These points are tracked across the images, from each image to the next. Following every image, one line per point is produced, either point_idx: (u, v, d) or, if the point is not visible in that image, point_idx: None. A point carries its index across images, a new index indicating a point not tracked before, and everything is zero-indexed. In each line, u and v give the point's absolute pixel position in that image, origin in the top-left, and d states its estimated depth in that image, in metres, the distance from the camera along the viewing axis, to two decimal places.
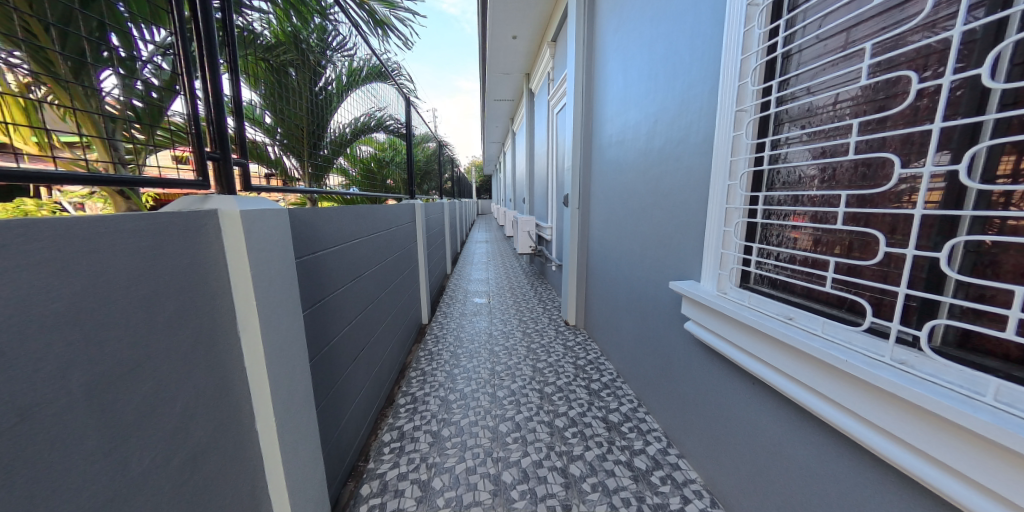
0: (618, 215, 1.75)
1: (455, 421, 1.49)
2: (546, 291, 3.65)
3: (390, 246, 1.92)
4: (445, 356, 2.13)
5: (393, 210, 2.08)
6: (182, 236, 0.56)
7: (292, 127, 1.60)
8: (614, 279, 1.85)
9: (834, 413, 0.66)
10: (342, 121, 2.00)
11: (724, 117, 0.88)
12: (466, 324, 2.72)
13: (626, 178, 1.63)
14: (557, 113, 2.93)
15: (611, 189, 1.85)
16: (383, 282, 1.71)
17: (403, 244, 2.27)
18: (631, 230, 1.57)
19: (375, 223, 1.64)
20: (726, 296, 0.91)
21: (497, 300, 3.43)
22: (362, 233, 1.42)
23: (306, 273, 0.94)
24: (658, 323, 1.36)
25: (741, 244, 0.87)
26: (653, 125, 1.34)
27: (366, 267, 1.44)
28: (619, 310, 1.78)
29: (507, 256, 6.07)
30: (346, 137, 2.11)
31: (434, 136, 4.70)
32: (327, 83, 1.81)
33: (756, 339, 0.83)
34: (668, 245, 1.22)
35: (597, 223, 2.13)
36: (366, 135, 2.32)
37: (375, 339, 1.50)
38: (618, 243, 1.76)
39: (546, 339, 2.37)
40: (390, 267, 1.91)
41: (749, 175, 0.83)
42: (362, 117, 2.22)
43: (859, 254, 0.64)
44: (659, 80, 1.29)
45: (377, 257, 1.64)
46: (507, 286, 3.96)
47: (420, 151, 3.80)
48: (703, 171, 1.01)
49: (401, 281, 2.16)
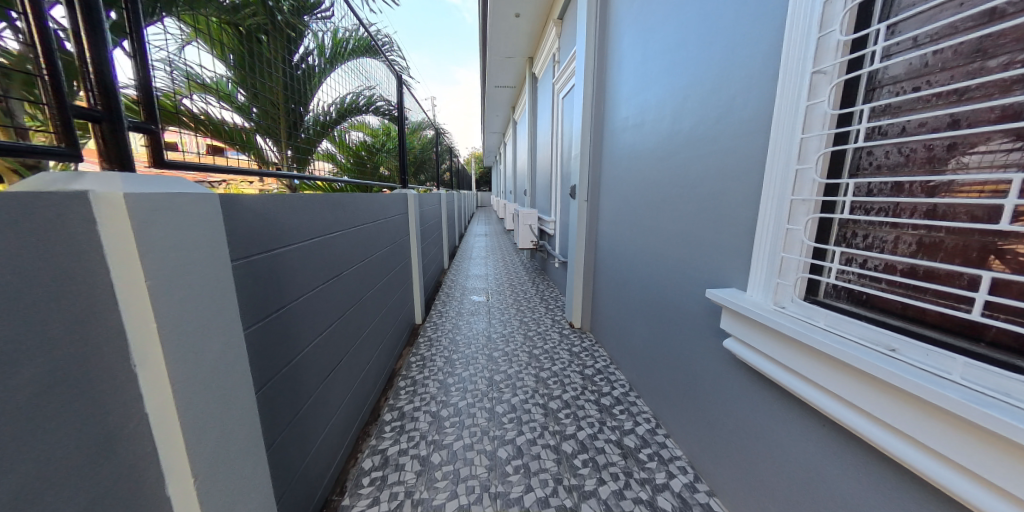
0: (633, 209, 1.57)
1: (447, 444, 1.32)
2: (547, 289, 3.48)
3: (375, 243, 1.74)
4: (439, 362, 1.97)
5: (381, 199, 1.87)
6: (27, 232, 0.36)
7: (267, 103, 1.41)
8: (626, 280, 1.67)
9: (968, 490, 0.48)
10: (326, 100, 1.82)
11: (792, 83, 0.68)
12: (462, 324, 2.56)
13: (645, 166, 1.44)
14: (564, 97, 2.70)
15: (625, 181, 1.66)
16: (367, 282, 1.53)
17: (392, 238, 2.08)
18: (650, 226, 1.39)
19: (357, 216, 1.44)
20: (785, 312, 0.72)
21: (496, 297, 3.27)
22: (338, 227, 1.23)
23: (255, 277, 0.74)
24: (681, 333, 1.18)
25: (809, 245, 0.67)
26: (682, 103, 1.14)
27: (345, 267, 1.26)
28: (631, 314, 1.62)
29: (505, 250, 5.90)
30: (331, 118, 1.90)
31: (431, 124, 4.49)
32: (306, 55, 1.60)
33: (835, 373, 0.64)
34: (700, 245, 1.03)
35: (607, 218, 1.95)
36: (354, 118, 2.12)
37: (357, 352, 1.33)
38: (633, 241, 1.58)
39: (549, 343, 2.21)
40: (377, 264, 1.72)
41: (825, 157, 0.64)
42: (349, 96, 2.00)
43: (1008, 264, 0.44)
44: (692, 48, 1.08)
45: (361, 255, 1.46)
46: (507, 282, 3.79)
47: (415, 139, 3.62)
48: (752, 156, 0.83)
49: (390, 279, 1.98)
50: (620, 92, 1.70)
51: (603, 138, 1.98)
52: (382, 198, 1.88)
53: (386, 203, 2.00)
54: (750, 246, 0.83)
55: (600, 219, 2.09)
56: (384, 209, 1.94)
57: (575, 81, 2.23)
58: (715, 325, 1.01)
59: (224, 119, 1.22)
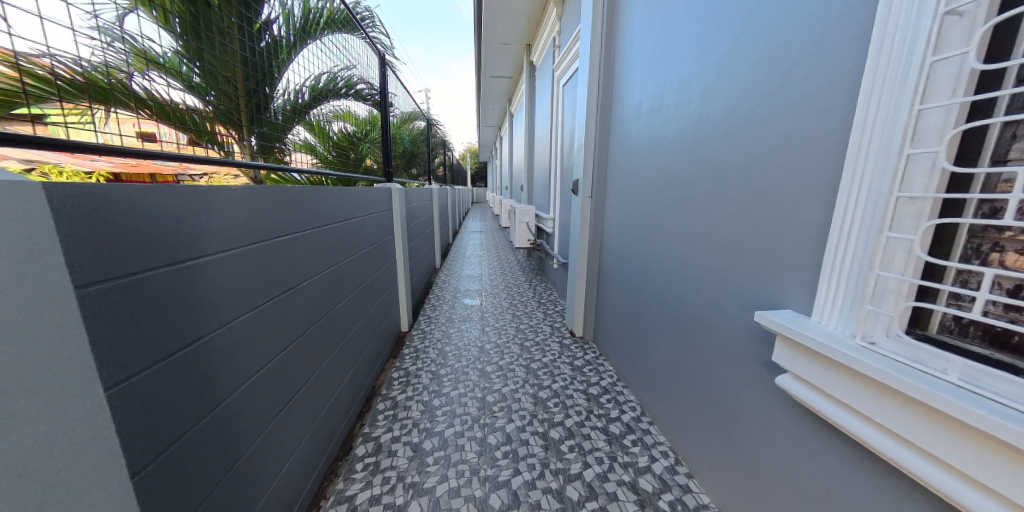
0: (650, 208, 1.40)
1: (429, 489, 1.15)
2: (545, 291, 3.32)
3: (350, 245, 1.54)
4: (426, 380, 1.80)
5: (359, 193, 1.67)
6: None
7: (223, 81, 1.21)
8: (640, 287, 1.51)
9: None
10: (298, 80, 1.60)
11: (900, 43, 0.53)
12: (452, 333, 2.39)
13: (666, 160, 1.26)
14: (566, 84, 2.51)
15: (640, 178, 1.49)
16: (332, 291, 1.35)
17: (373, 238, 1.88)
18: (671, 228, 1.22)
19: (316, 216, 1.26)
20: (878, 349, 0.56)
21: (490, 299, 3.11)
22: (286, 229, 1.05)
23: (146, 305, 0.59)
24: (711, 353, 1.02)
25: (919, 259, 0.52)
26: (723, 83, 0.96)
27: (296, 279, 1.09)
28: (646, 324, 1.46)
29: (500, 247, 5.72)
30: (306, 102, 1.69)
31: (424, 116, 4.27)
32: (269, 24, 1.38)
33: (958, 443, 0.47)
34: (749, 252, 0.86)
35: (616, 218, 1.78)
36: (331, 102, 1.90)
37: (313, 383, 1.15)
38: (648, 244, 1.42)
39: (547, 356, 2.04)
40: (352, 269, 1.53)
41: (954, 138, 0.48)
42: (326, 77, 1.79)
43: None
44: (738, 16, 0.90)
45: (322, 261, 1.28)
46: (502, 284, 3.61)
47: (404, 130, 3.40)
48: (835, 144, 0.66)
49: (370, 285, 1.80)
50: (635, 74, 1.52)
51: (611, 130, 1.79)
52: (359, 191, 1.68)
53: (365, 200, 1.80)
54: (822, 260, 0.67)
55: (606, 218, 1.91)
56: (362, 205, 1.74)
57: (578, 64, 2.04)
58: (759, 349, 0.85)
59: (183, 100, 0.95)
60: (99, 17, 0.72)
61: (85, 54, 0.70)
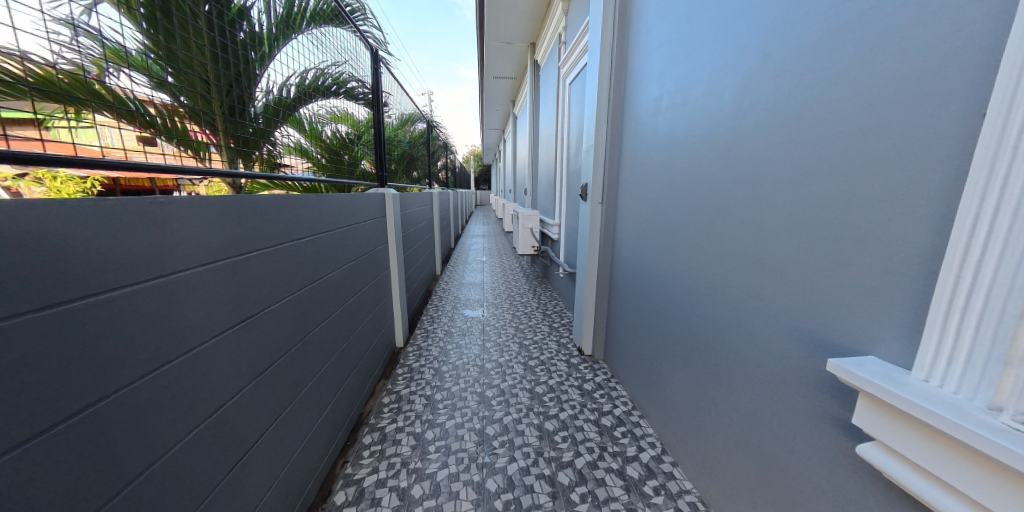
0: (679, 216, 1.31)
1: None
2: (549, 301, 3.23)
3: (321, 259, 1.48)
4: (424, 411, 1.75)
5: (331, 199, 1.59)
6: None
7: (194, 79, 1.10)
8: (664, 298, 1.42)
9: None
10: (286, 76, 1.49)
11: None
12: (453, 352, 2.34)
13: (703, 166, 1.17)
14: (573, 81, 2.38)
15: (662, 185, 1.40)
16: (299, 313, 1.27)
17: (354, 248, 1.81)
18: (711, 237, 1.14)
19: (280, 232, 1.19)
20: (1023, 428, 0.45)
21: (492, 311, 3.03)
22: (242, 248, 0.99)
23: (47, 363, 0.53)
24: (765, 375, 0.94)
25: None
26: (783, 82, 0.88)
27: (255, 306, 1.03)
28: (674, 338, 1.36)
29: (501, 251, 5.63)
30: (292, 102, 1.58)
31: (423, 117, 4.16)
32: (247, 11, 1.27)
33: None
34: (828, 282, 0.77)
35: (631, 225, 1.67)
36: (322, 100, 1.80)
37: (283, 421, 1.14)
38: (676, 253, 1.33)
39: (555, 379, 1.98)
40: (321, 287, 1.47)
41: None
42: (315, 74, 1.68)
43: None
44: (805, 7, 0.81)
45: (287, 281, 1.22)
46: (504, 293, 3.52)
47: (402, 132, 3.28)
48: (950, 162, 0.56)
49: (347, 299, 1.70)
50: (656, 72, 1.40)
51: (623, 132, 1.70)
52: (332, 198, 1.60)
53: (345, 206, 1.71)
54: (938, 307, 0.57)
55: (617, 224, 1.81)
56: (339, 212, 1.66)
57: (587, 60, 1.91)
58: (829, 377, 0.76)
59: (147, 98, 0.96)
60: (71, 17, 0.78)
61: (61, 53, 0.76)
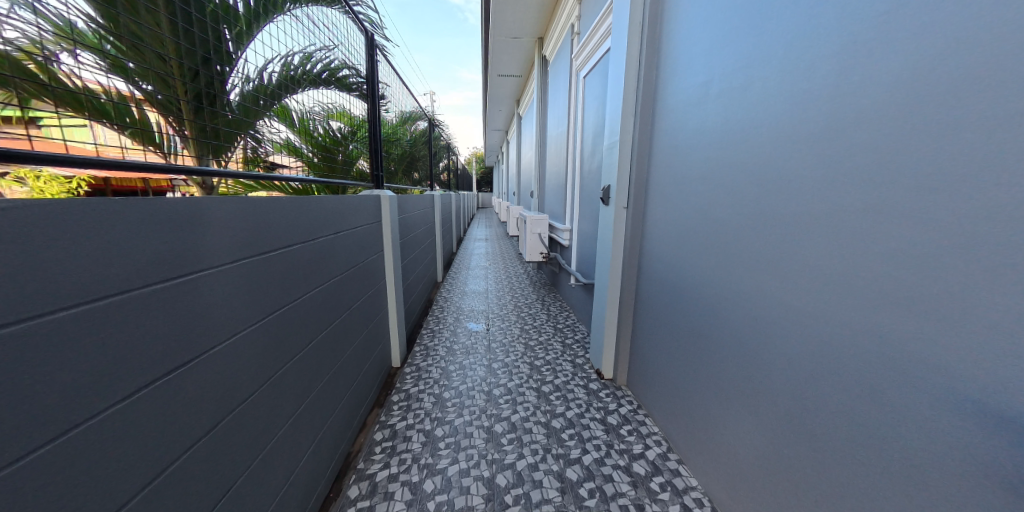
0: (729, 220, 1.25)
1: None
2: (559, 314, 3.05)
3: (300, 275, 1.26)
4: (423, 452, 1.55)
5: (316, 203, 1.37)
6: None
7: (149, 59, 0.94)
8: (711, 307, 1.34)
9: None
10: (269, 59, 1.31)
11: None
12: (455, 377, 2.14)
13: (760, 168, 1.12)
14: (591, 73, 2.20)
15: (705, 188, 1.35)
16: (263, 345, 1.05)
17: (343, 258, 1.59)
18: (777, 243, 1.06)
19: (243, 245, 0.97)
20: None
21: (497, 326, 2.83)
22: (184, 270, 0.77)
23: None
24: (849, 395, 0.86)
25: None
26: (870, 85, 0.80)
27: (201, 345, 0.82)
28: (724, 351, 1.28)
29: (504, 255, 5.44)
30: (278, 92, 1.41)
31: (425, 115, 3.97)
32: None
33: None
34: (972, 334, 0.64)
35: (664, 230, 1.61)
36: (313, 90, 1.62)
37: (237, 492, 0.92)
38: (727, 260, 1.26)
39: (573, 412, 1.81)
40: (299, 309, 1.25)
41: None
42: (304, 59, 1.50)
43: None
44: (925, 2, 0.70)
45: (252, 305, 1.00)
46: (508, 303, 3.34)
47: (402, 130, 3.10)
48: None
49: (332, 322, 1.48)
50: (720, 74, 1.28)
51: (669, 137, 1.56)
52: (319, 201, 1.39)
53: (333, 211, 1.50)
54: None
55: (645, 229, 1.75)
56: (326, 219, 1.44)
57: (621, 54, 1.75)
58: (941, 407, 0.69)
59: (103, 84, 0.83)
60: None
61: None
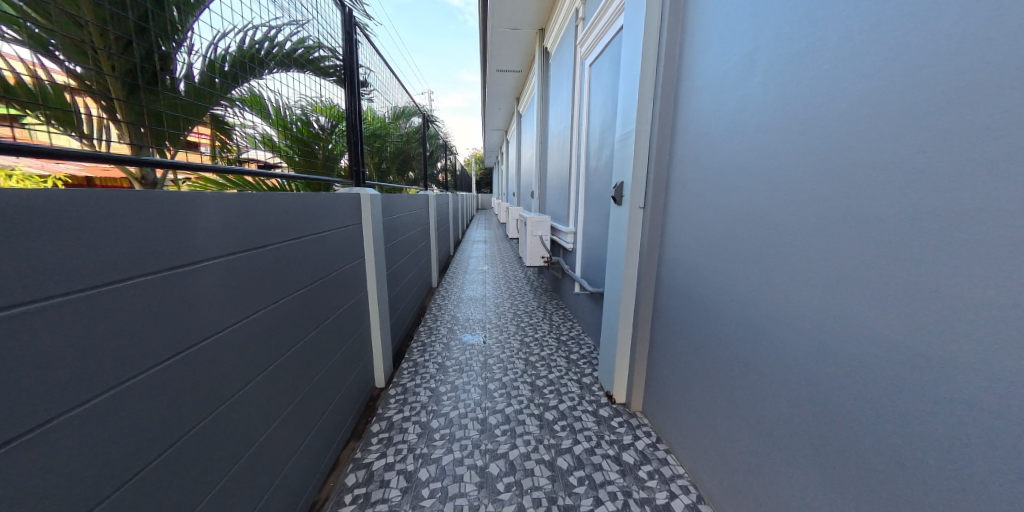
0: (770, 221, 1.06)
1: None
2: (562, 325, 2.83)
3: (253, 288, 1.04)
4: (402, 503, 1.27)
5: (276, 201, 1.15)
6: None
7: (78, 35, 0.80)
8: (747, 322, 1.15)
9: None
10: (223, 32, 1.11)
11: None
12: (444, 400, 1.88)
13: (811, 157, 0.92)
14: (600, 61, 2.02)
15: (742, 183, 1.16)
16: (197, 381, 0.82)
17: (311, 267, 1.37)
18: (835, 249, 0.86)
19: (165, 254, 0.74)
20: None
21: (494, 339, 2.59)
22: (82, 284, 0.57)
23: None
24: (953, 452, 0.66)
25: None
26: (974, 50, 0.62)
27: (92, 389, 0.59)
28: (765, 374, 1.08)
29: (502, 259, 5.22)
30: (240, 73, 1.22)
31: (419, 112, 3.79)
32: None
33: None
34: None
35: (690, 232, 1.41)
36: (281, 73, 1.41)
37: None
38: (769, 267, 1.06)
39: (581, 447, 1.54)
40: (251, 330, 1.01)
41: None
42: (272, 36, 1.32)
43: None
44: None
45: (184, 329, 0.78)
46: (508, 313, 3.11)
47: (394, 126, 2.91)
48: None
49: (295, 344, 1.24)
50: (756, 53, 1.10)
51: (694, 129, 1.38)
52: (279, 199, 1.17)
53: (297, 211, 1.28)
54: None
55: (666, 231, 1.55)
56: (293, 222, 1.24)
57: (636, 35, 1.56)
58: None
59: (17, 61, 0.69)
60: None
61: None
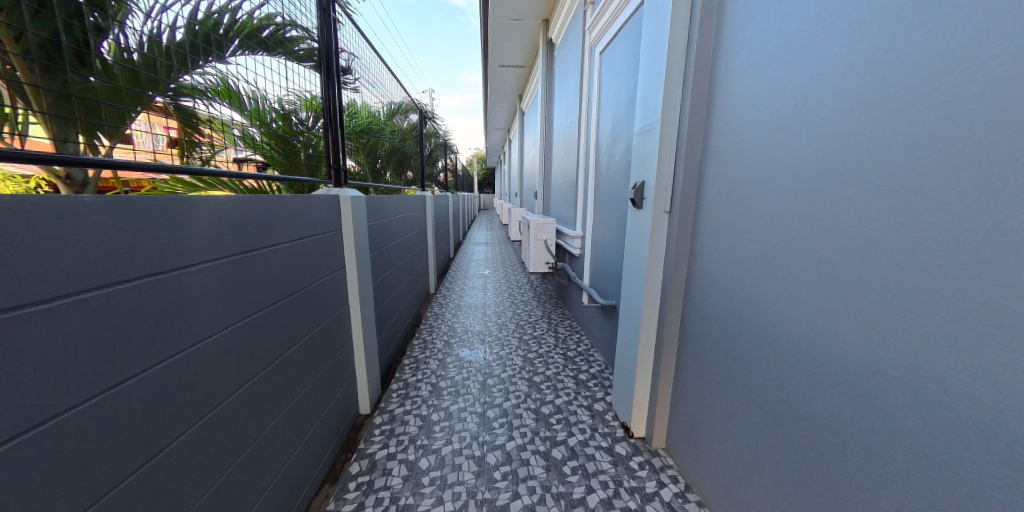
0: (832, 229, 0.85)
1: None
2: (569, 338, 2.64)
3: (196, 312, 0.87)
4: None
5: (218, 206, 0.95)
6: None
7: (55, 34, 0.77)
8: (799, 350, 0.95)
9: None
10: (166, 2, 0.92)
11: None
12: (437, 432, 1.68)
13: (893, 149, 0.72)
14: (614, 47, 1.82)
15: (793, 182, 0.96)
16: (81, 445, 0.62)
17: (276, 282, 1.18)
18: (919, 274, 0.68)
19: (56, 278, 0.58)
20: None
21: (494, 355, 2.39)
22: None
23: None
24: None
25: None
26: None
27: None
28: (824, 416, 0.89)
29: (504, 263, 5.03)
30: (193, 52, 1.05)
31: (417, 109, 3.62)
32: None
33: None
34: None
35: (725, 239, 1.21)
36: (247, 56, 1.21)
37: None
38: (829, 286, 0.86)
39: (596, 497, 1.33)
40: (174, 369, 0.81)
41: None
42: (236, 11, 1.15)
43: None
44: None
45: (85, 377, 0.62)
46: (510, 324, 2.92)
47: (389, 123, 2.74)
48: None
49: (246, 378, 1.04)
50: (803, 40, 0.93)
51: (724, 126, 1.21)
52: (225, 204, 0.97)
53: (251, 218, 1.07)
54: None
55: (695, 238, 1.36)
56: (252, 230, 1.08)
57: (658, 18, 1.38)
58: None
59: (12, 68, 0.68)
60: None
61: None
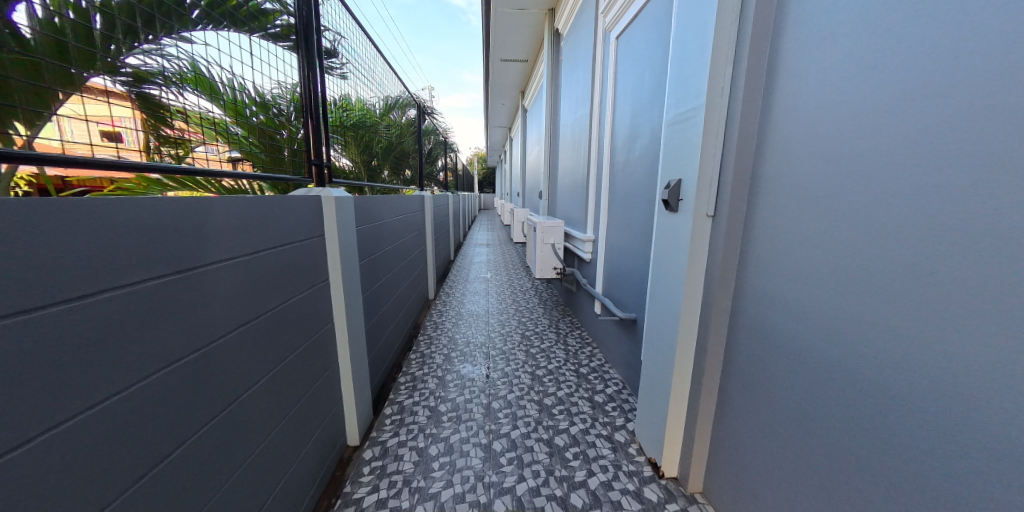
0: (943, 245, 0.66)
1: None
2: (581, 352, 2.43)
3: (124, 354, 0.66)
4: None
5: (159, 212, 0.74)
6: None
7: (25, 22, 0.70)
8: (886, 396, 0.76)
9: None
10: None
11: None
12: (436, 471, 1.43)
13: None
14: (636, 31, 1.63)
15: (874, 185, 0.77)
16: None
17: (239, 304, 0.97)
18: None
19: None
20: None
21: (498, 372, 2.18)
22: None
23: None
24: None
25: None
26: None
27: None
28: (929, 483, 0.70)
29: (507, 266, 4.84)
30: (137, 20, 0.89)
31: (415, 105, 3.44)
32: None
33: None
34: None
35: (782, 251, 1.01)
36: (213, 33, 1.05)
37: None
38: (936, 320, 0.67)
39: None
40: (78, 433, 0.59)
41: None
42: None
43: None
44: None
45: None
46: (516, 335, 2.71)
47: (384, 119, 2.56)
48: None
49: (189, 431, 0.80)
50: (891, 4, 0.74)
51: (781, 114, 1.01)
52: (169, 210, 0.76)
53: (205, 224, 0.87)
54: None
55: (739, 249, 1.16)
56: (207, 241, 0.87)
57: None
58: None
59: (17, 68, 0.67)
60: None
61: None
